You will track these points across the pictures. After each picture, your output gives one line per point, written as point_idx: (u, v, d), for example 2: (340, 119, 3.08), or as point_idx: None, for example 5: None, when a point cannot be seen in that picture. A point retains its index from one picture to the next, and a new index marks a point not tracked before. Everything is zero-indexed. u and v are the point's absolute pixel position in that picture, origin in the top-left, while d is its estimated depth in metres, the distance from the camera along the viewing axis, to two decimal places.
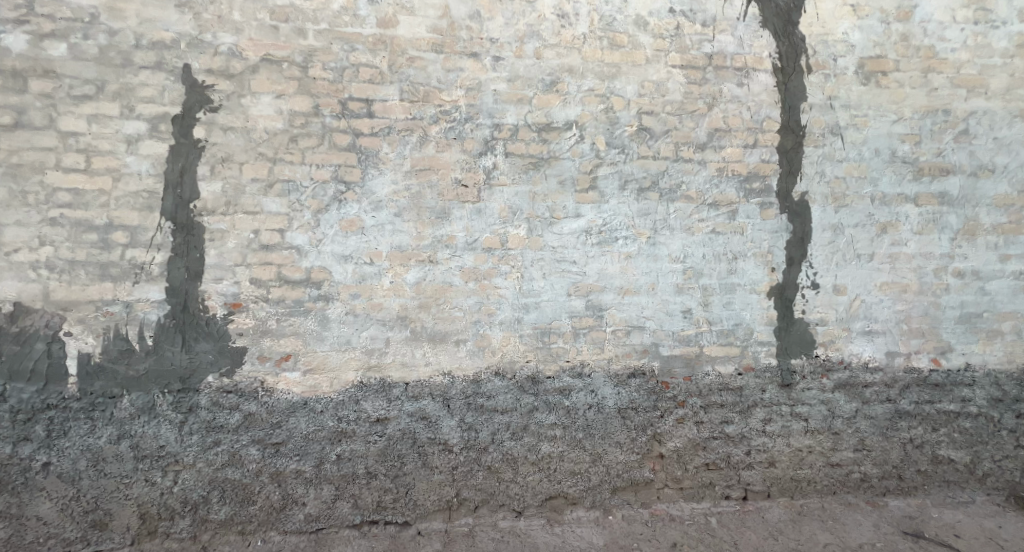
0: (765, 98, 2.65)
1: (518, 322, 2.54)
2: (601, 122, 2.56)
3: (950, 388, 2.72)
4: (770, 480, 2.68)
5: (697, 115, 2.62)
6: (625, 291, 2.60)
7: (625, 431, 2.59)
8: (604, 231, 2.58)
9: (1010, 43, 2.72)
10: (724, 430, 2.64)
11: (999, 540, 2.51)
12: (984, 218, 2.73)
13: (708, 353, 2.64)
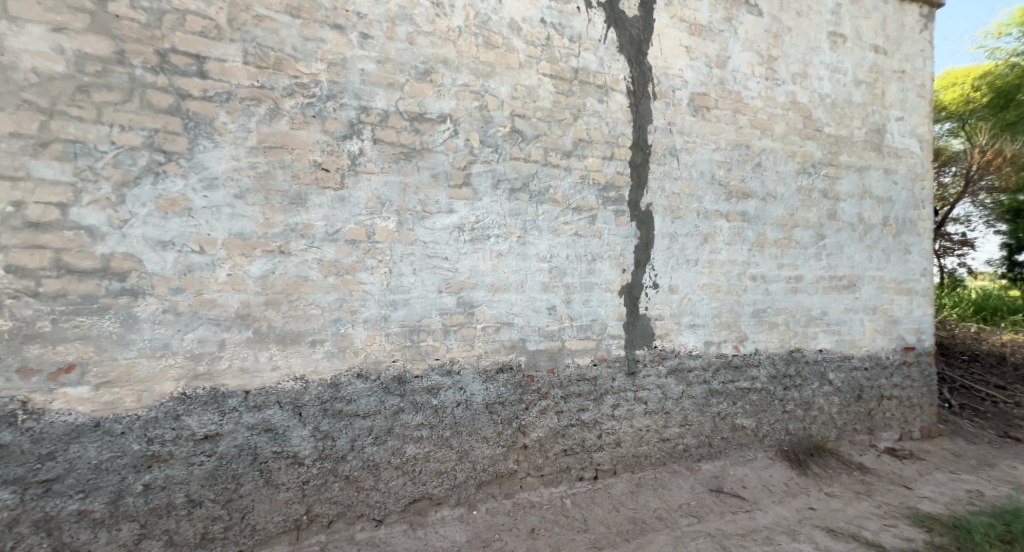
0: (620, 117, 2.96)
1: (384, 320, 2.39)
2: (476, 119, 2.56)
3: (745, 368, 3.39)
4: (616, 459, 2.99)
5: (563, 124, 2.79)
6: (495, 288, 2.64)
7: (491, 426, 2.64)
8: (477, 228, 2.58)
9: (787, 98, 3.55)
10: (580, 417, 2.87)
11: (769, 486, 3.21)
12: (769, 234, 3.47)
13: (569, 346, 2.85)
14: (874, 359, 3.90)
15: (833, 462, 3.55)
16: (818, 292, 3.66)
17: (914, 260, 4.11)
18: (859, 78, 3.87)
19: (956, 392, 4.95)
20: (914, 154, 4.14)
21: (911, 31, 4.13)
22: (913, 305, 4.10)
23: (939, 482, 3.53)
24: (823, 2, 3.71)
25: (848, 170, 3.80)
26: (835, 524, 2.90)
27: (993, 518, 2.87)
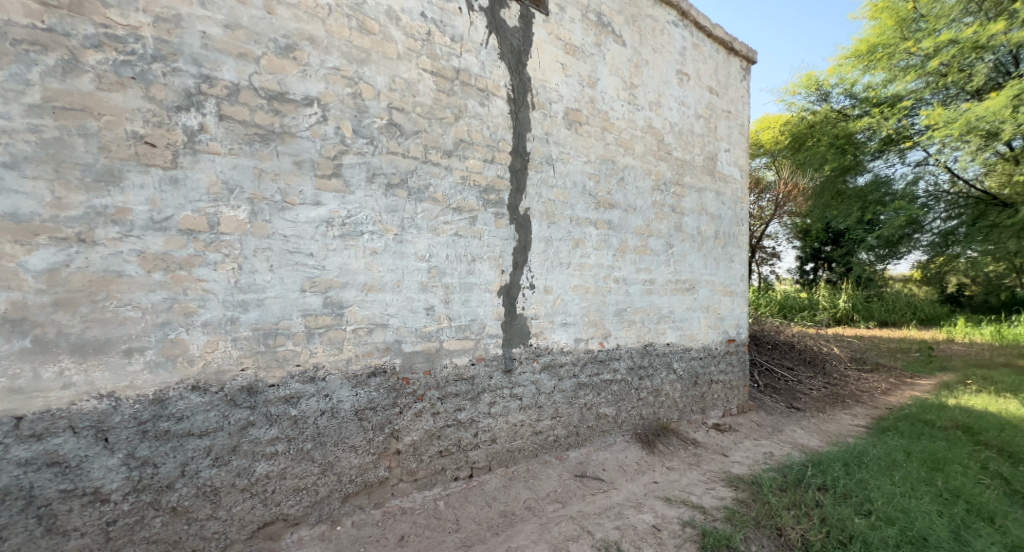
0: (500, 122, 3.03)
1: (231, 322, 2.12)
2: (348, 107, 2.41)
3: (608, 362, 3.71)
4: (491, 455, 3.04)
5: (444, 123, 2.77)
6: (369, 288, 2.51)
7: (361, 434, 2.50)
8: (348, 223, 2.43)
9: (645, 122, 3.99)
10: (457, 417, 2.87)
11: (623, 466, 3.51)
12: (630, 240, 3.86)
13: (446, 347, 2.83)
14: (707, 350, 4.56)
15: (673, 439, 3.99)
16: (667, 294, 4.16)
17: (736, 268, 4.91)
18: (699, 112, 4.51)
19: (763, 374, 6.02)
20: (737, 181, 4.94)
21: (736, 79, 4.93)
22: (735, 305, 4.88)
23: (747, 449, 4.09)
24: (673, 43, 4.24)
25: (691, 190, 4.40)
26: (670, 492, 3.20)
27: (775, 473, 3.39)
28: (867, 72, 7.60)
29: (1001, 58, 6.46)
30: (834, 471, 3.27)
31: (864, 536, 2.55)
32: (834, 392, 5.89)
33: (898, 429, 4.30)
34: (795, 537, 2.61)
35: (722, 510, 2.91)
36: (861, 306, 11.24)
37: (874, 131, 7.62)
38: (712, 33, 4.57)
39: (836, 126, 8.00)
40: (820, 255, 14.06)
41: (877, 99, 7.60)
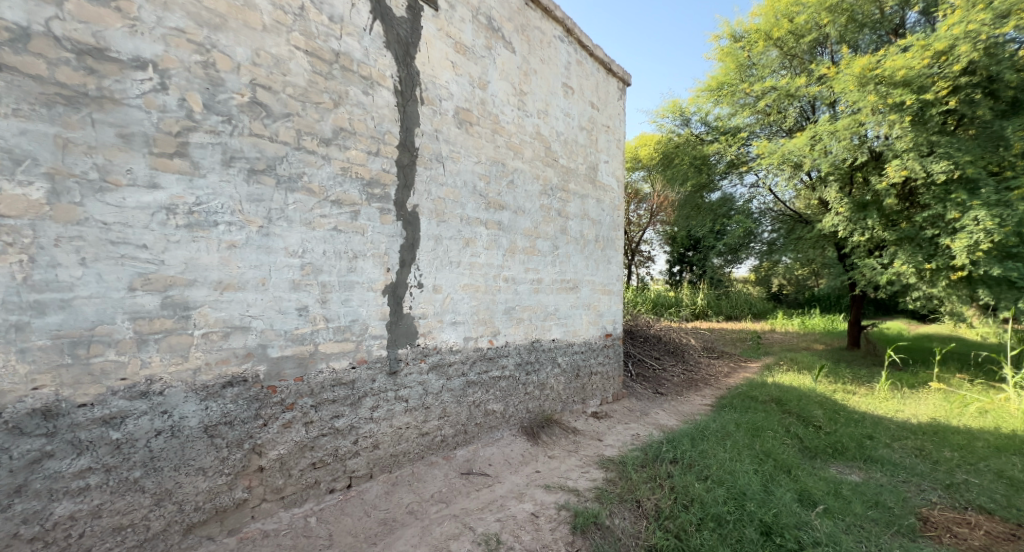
0: (387, 114, 2.88)
1: (16, 330, 1.75)
2: (196, 77, 2.13)
3: (497, 358, 3.75)
4: (373, 462, 2.88)
5: (321, 108, 2.56)
6: (224, 286, 2.22)
7: (210, 454, 2.22)
8: (197, 211, 2.13)
9: (534, 129, 4.11)
10: (334, 425, 2.66)
11: (508, 459, 3.53)
12: (519, 240, 3.94)
13: (323, 350, 2.61)
14: (587, 345, 4.84)
15: (556, 429, 4.14)
16: (552, 292, 4.33)
17: (613, 269, 5.29)
18: (582, 124, 4.77)
19: (636, 364, 6.60)
20: (614, 190, 5.33)
21: (614, 97, 5.32)
22: (612, 303, 5.26)
23: (620, 432, 4.40)
24: (559, 56, 4.42)
25: (575, 196, 4.63)
26: (550, 480, 3.29)
27: (639, 451, 3.72)
28: (715, 105, 8.72)
29: (805, 104, 7.76)
30: (683, 444, 3.69)
31: (703, 498, 2.91)
32: (691, 378, 6.66)
33: (734, 404, 5.02)
34: (650, 506, 2.90)
35: (593, 491, 3.10)
36: (713, 304, 12.88)
37: (722, 155, 8.78)
38: (594, 52, 4.86)
39: (693, 148, 9.07)
40: (684, 259, 15.92)
41: (722, 129, 8.76)
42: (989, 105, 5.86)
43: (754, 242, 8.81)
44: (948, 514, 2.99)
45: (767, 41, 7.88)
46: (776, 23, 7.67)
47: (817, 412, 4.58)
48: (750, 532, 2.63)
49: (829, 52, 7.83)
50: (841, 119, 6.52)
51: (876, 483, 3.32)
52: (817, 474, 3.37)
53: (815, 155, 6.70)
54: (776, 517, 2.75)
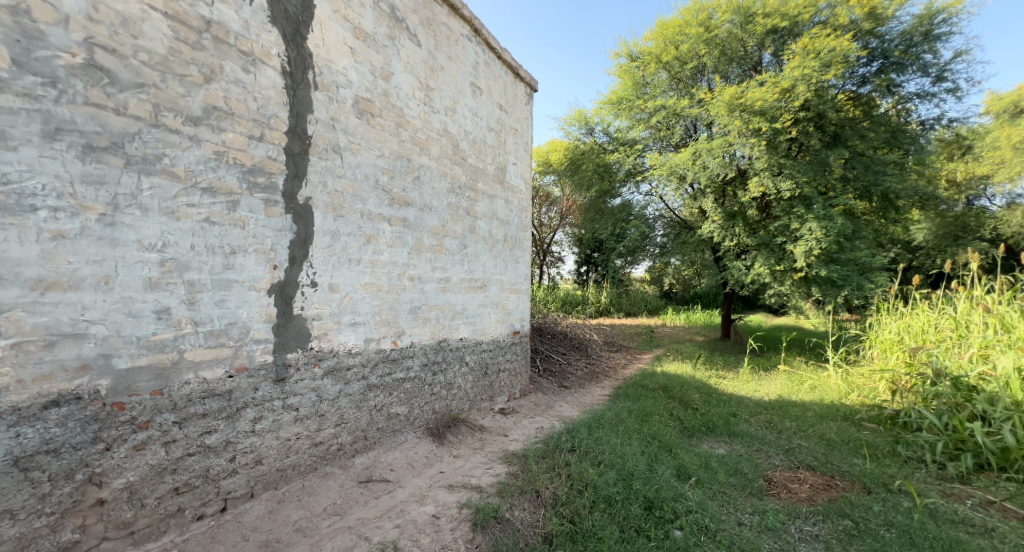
0: (272, 95, 2.69)
1: None
2: (5, 27, 1.86)
3: (400, 360, 3.64)
4: (255, 479, 2.66)
5: (187, 82, 2.34)
6: (48, 286, 1.96)
7: (23, 493, 1.93)
8: (8, 195, 1.88)
9: (441, 126, 4.06)
10: (203, 442, 2.43)
11: (412, 462, 3.44)
12: (425, 238, 3.86)
13: (190, 357, 2.38)
14: (496, 343, 4.90)
15: (462, 428, 4.14)
16: (460, 291, 4.31)
17: (521, 269, 5.40)
18: (490, 125, 4.81)
19: (544, 359, 6.83)
20: (522, 192, 5.44)
21: (521, 102, 5.44)
22: (519, 301, 5.37)
23: (525, 426, 4.52)
24: (467, 56, 4.41)
25: (484, 196, 4.66)
26: (454, 479, 3.30)
27: (541, 443, 3.88)
28: (616, 117, 9.34)
29: (690, 124, 8.52)
30: (581, 433, 3.90)
31: (596, 483, 3.09)
32: (593, 371, 7.04)
33: (628, 392, 5.43)
34: (548, 495, 3.03)
35: (495, 486, 3.17)
36: (614, 301, 13.83)
37: (621, 164, 9.41)
38: (502, 55, 4.92)
39: (597, 156, 9.62)
40: (591, 259, 16.77)
41: (622, 140, 9.40)
42: (818, 137, 7.02)
43: (649, 246, 9.44)
44: (786, 473, 3.42)
45: (657, 63, 8.70)
46: (665, 48, 8.50)
47: (694, 395, 5.13)
48: (635, 509, 2.84)
49: (707, 80, 8.66)
50: (714, 139, 7.35)
51: (737, 454, 3.74)
52: (694, 450, 3.72)
53: (696, 169, 7.42)
54: (657, 492, 3.01)
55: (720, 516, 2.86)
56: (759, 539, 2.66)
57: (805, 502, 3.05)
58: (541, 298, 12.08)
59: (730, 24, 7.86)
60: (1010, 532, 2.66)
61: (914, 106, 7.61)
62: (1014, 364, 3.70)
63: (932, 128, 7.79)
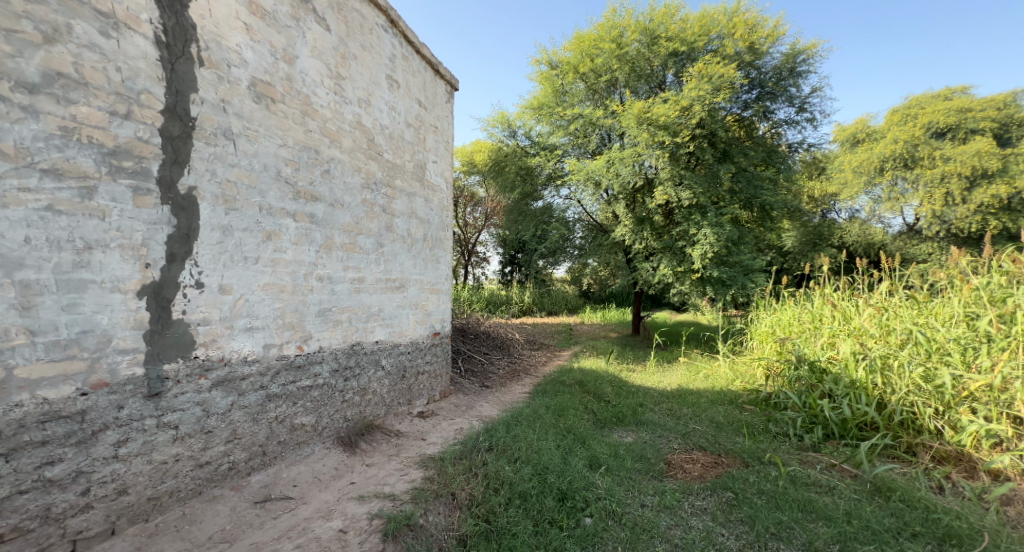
0: (143, 68, 2.42)
1: None
2: None
3: (307, 367, 3.38)
4: (116, 513, 2.37)
5: (20, 40, 2.06)
6: None
7: None
8: None
9: (354, 118, 3.83)
10: (43, 475, 2.15)
11: (318, 475, 3.20)
12: (337, 237, 3.62)
13: (24, 374, 2.09)
14: (414, 345, 4.72)
15: (377, 435, 3.94)
16: (376, 292, 4.10)
17: (441, 269, 5.27)
18: (409, 121, 4.63)
19: (466, 360, 6.75)
20: (442, 191, 5.32)
21: (442, 99, 5.30)
22: (440, 302, 5.23)
23: (444, 428, 4.40)
24: (382, 47, 4.21)
25: (401, 194, 4.48)
26: (366, 489, 3.12)
27: (460, 444, 3.81)
28: (537, 122, 9.51)
29: (605, 133, 8.88)
30: (498, 432, 3.89)
31: (512, 480, 3.09)
32: (515, 370, 7.07)
33: (547, 389, 5.53)
34: (464, 497, 2.98)
35: (410, 492, 3.05)
36: (537, 301, 14.09)
37: (542, 168, 9.59)
38: (420, 50, 4.75)
39: (519, 159, 9.73)
40: (515, 261, 16.95)
41: (543, 144, 9.60)
42: (711, 153, 7.68)
43: (568, 247, 9.75)
44: (682, 455, 3.66)
45: (575, 73, 9.03)
46: (582, 60, 8.83)
47: (607, 389, 5.35)
48: (549, 502, 2.88)
49: (620, 93, 9.04)
50: (625, 149, 7.75)
51: (642, 441, 3.93)
52: (606, 441, 3.86)
53: (610, 176, 7.74)
54: (570, 483, 3.07)
55: (626, 500, 3.00)
56: (659, 518, 2.83)
57: (697, 480, 3.27)
58: (465, 299, 11.97)
59: (638, 44, 8.43)
60: (845, 489, 3.09)
61: (783, 131, 8.58)
62: (852, 348, 4.16)
63: (798, 152, 8.79)
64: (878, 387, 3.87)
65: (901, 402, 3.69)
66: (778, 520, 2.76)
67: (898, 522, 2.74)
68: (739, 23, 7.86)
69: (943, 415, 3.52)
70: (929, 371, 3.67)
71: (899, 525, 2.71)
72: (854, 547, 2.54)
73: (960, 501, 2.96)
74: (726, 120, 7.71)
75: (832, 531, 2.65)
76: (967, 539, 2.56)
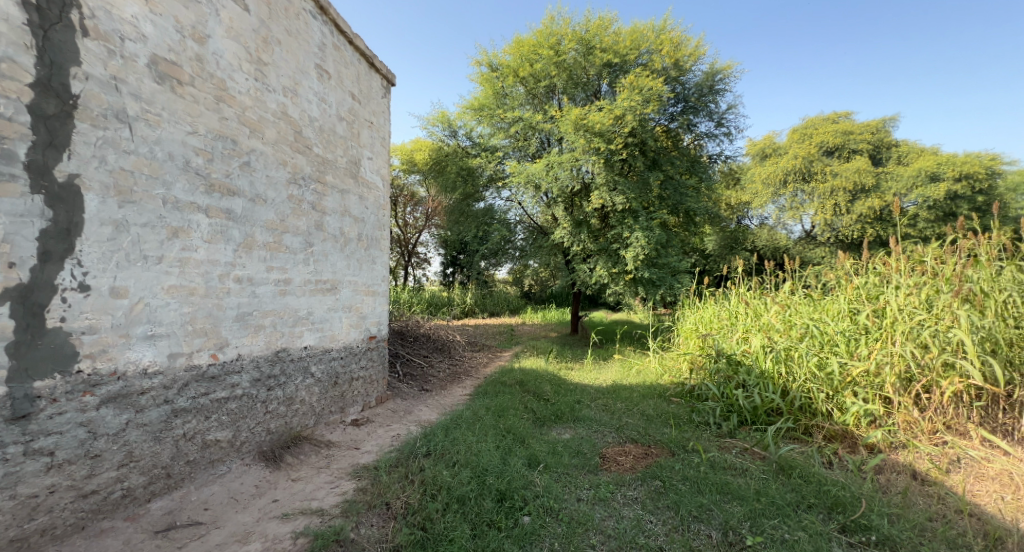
0: (6, 31, 2.13)
1: None
2: None
3: (223, 378, 3.09)
4: None
5: None
6: None
7: None
8: None
9: (278, 108, 3.56)
10: None
11: (235, 495, 2.92)
12: (258, 236, 3.34)
13: None
14: (348, 350, 4.46)
15: (305, 447, 3.68)
16: (305, 294, 3.83)
17: (377, 270, 5.04)
18: (341, 114, 4.38)
19: (404, 364, 6.52)
20: (378, 189, 5.10)
21: (377, 94, 5.07)
22: (376, 304, 5.00)
23: (380, 435, 4.19)
24: (311, 34, 3.94)
25: (333, 190, 4.22)
26: (291, 506, 2.90)
27: (396, 451, 3.64)
28: (478, 123, 9.43)
29: (545, 137, 8.98)
30: (437, 436, 3.76)
31: (450, 484, 2.98)
32: (456, 372, 6.92)
33: (487, 391, 5.45)
34: (399, 505, 2.84)
35: (340, 506, 2.87)
36: (479, 302, 13.97)
37: (483, 169, 9.51)
38: (354, 40, 4.50)
39: (460, 159, 9.59)
40: (456, 262, 16.73)
41: (484, 146, 9.53)
42: (642, 161, 8.00)
43: (510, 248, 9.71)
44: (615, 448, 3.74)
45: (515, 77, 9.06)
46: (521, 64, 8.87)
47: (546, 387, 5.37)
48: (487, 504, 2.81)
49: (559, 99, 9.25)
50: (564, 154, 7.88)
51: (579, 437, 3.97)
52: (545, 439, 3.85)
53: (549, 179, 7.83)
54: (509, 483, 3.02)
55: (563, 496, 2.99)
56: (593, 510, 2.85)
57: (629, 471, 3.35)
58: (406, 301, 11.62)
59: (575, 52, 8.60)
60: (756, 470, 3.28)
61: (704, 143, 9.06)
62: (762, 342, 4.46)
63: (717, 163, 9.31)
64: (782, 375, 4.18)
65: (800, 389, 4.00)
66: (699, 503, 2.87)
67: (797, 496, 2.94)
68: (665, 40, 8.24)
69: (832, 399, 3.84)
70: (822, 360, 4.01)
71: (798, 499, 2.91)
72: (762, 522, 2.67)
73: (844, 473, 3.22)
74: (655, 130, 8.05)
75: (744, 510, 2.78)
76: (849, 506, 2.80)
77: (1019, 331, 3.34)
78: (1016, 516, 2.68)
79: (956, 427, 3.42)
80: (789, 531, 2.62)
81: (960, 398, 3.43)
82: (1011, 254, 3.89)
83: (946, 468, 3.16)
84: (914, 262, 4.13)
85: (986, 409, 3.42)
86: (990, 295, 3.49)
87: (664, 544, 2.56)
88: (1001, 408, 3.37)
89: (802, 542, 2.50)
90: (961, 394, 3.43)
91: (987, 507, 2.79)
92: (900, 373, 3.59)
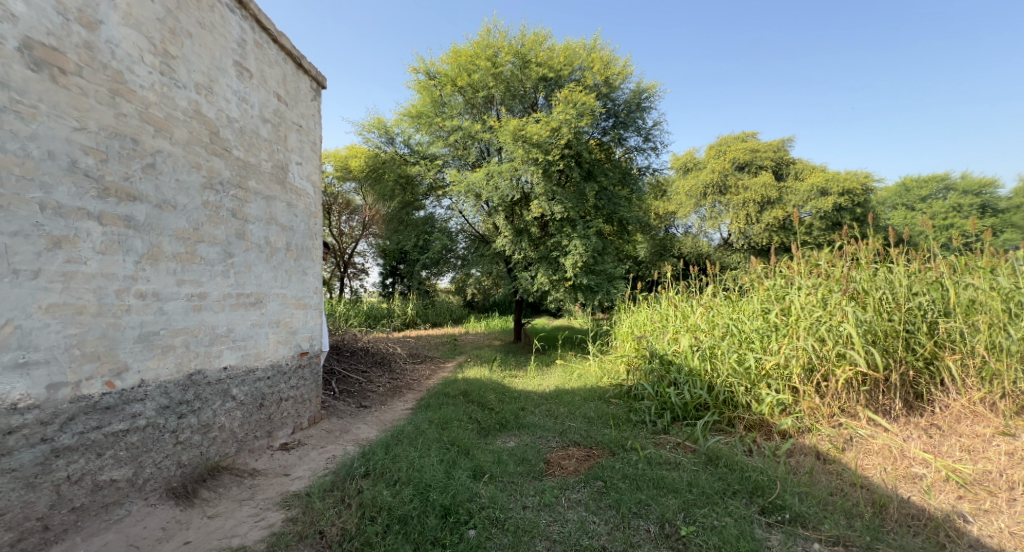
0: None
1: None
2: None
3: (121, 408, 2.72)
4: None
5: None
6: None
7: None
8: None
9: (189, 106, 3.22)
10: None
11: (136, 542, 2.56)
12: (165, 247, 2.99)
13: None
14: (275, 368, 4.11)
15: (225, 478, 3.32)
16: (224, 310, 3.47)
17: (309, 281, 4.72)
18: (264, 116, 4.06)
19: (339, 381, 6.12)
20: (308, 195, 4.77)
21: (305, 96, 4.76)
22: (308, 317, 4.66)
23: (313, 459, 3.87)
24: (228, 28, 3.62)
25: (256, 196, 3.89)
26: (207, 546, 2.59)
27: (331, 474, 3.35)
28: (417, 131, 9.24)
29: (484, 146, 8.97)
30: (376, 454, 3.52)
31: (391, 504, 2.78)
32: (396, 386, 6.60)
33: (430, 404, 5.22)
34: (335, 533, 2.61)
35: (266, 540, 2.60)
36: (421, 313, 13.63)
37: (422, 176, 9.31)
38: (278, 39, 4.19)
39: (398, 167, 9.33)
40: (396, 272, 16.31)
41: (423, 153, 9.34)
42: (578, 172, 8.14)
43: (451, 257, 9.36)
44: (559, 453, 3.70)
45: (453, 86, 9.00)
46: (459, 74, 8.83)
47: (490, 397, 5.24)
48: (431, 521, 2.65)
49: (497, 110, 9.29)
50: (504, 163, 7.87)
51: (524, 443, 3.89)
52: (490, 448, 3.74)
53: (490, 189, 7.76)
54: (453, 497, 2.86)
55: (509, 505, 2.89)
56: (539, 517, 2.77)
57: (572, 474, 3.32)
58: (342, 314, 11.10)
59: (512, 65, 8.72)
60: (687, 463, 3.36)
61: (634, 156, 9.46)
62: (689, 341, 4.63)
63: (646, 176, 9.73)
64: (708, 372, 4.34)
65: (724, 383, 4.18)
66: (638, 499, 2.88)
67: (723, 483, 3.03)
68: (596, 58, 8.55)
69: (750, 391, 4.05)
70: (741, 355, 4.22)
71: (724, 486, 3.00)
72: (694, 512, 2.72)
73: (762, 459, 3.39)
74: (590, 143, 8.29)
75: (679, 501, 2.83)
76: (767, 488, 2.93)
77: (892, 322, 3.66)
78: (896, 484, 2.98)
79: (849, 410, 3.68)
80: (717, 518, 2.68)
81: (851, 384, 3.70)
82: (883, 258, 4.27)
83: (842, 447, 3.43)
84: (811, 265, 4.43)
85: (870, 392, 3.70)
86: (870, 293, 3.80)
87: (608, 544, 2.53)
88: (881, 391, 3.66)
89: (728, 527, 2.55)
90: (852, 381, 3.69)
91: (875, 478, 3.07)
92: (804, 364, 3.83)
